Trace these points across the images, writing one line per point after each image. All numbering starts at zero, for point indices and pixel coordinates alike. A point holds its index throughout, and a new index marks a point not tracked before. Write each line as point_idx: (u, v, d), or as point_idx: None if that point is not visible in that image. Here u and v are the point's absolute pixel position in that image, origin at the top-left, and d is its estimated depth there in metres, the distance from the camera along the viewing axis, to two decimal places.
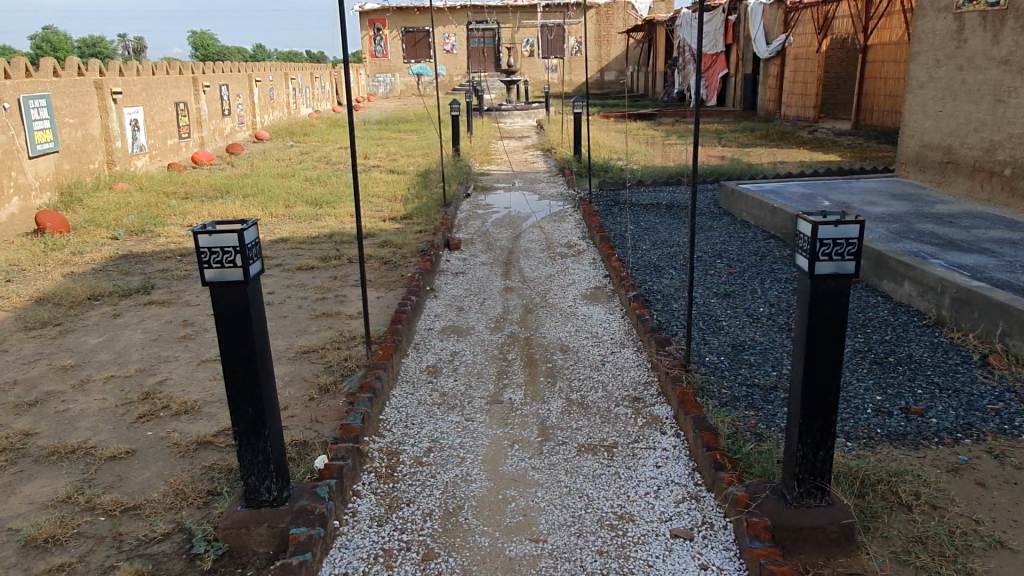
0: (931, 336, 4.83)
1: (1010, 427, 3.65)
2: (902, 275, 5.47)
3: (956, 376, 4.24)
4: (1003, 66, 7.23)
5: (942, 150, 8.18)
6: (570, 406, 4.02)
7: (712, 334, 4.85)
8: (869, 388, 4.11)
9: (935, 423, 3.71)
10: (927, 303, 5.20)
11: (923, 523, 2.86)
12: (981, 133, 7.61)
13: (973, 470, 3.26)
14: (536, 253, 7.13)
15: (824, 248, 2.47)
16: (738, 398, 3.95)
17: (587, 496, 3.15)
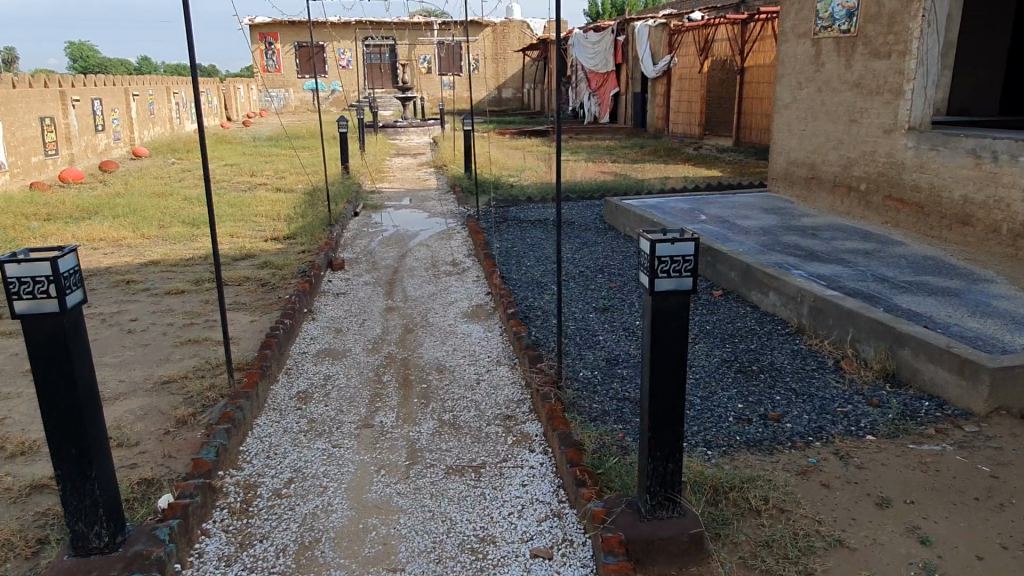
0: (792, 344, 5.08)
1: (857, 429, 3.85)
2: (767, 286, 5.74)
3: (811, 381, 4.47)
4: (855, 89, 7.77)
5: (807, 166, 8.70)
6: (441, 427, 3.96)
7: (588, 349, 4.92)
8: (732, 397, 4.26)
9: (789, 428, 3.87)
10: (789, 312, 5.47)
11: (771, 526, 2.97)
12: (839, 151, 8.13)
13: (820, 472, 3.42)
14: (420, 272, 7.06)
15: (662, 265, 2.53)
16: (608, 412, 4.00)
17: (450, 520, 3.10)
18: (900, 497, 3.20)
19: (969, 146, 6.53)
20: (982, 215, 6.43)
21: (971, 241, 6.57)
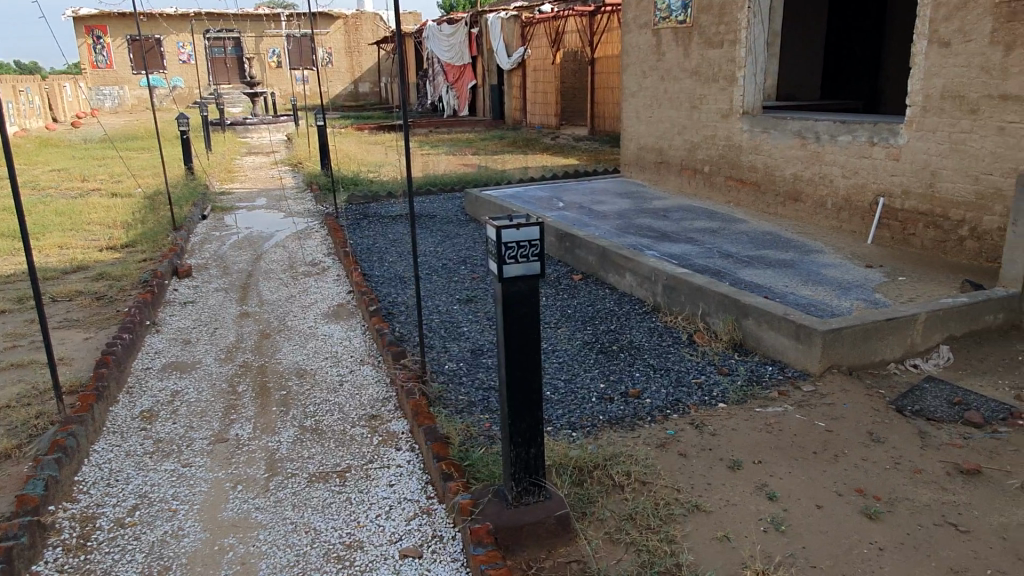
0: (649, 322, 5.28)
1: (710, 398, 4.06)
2: (623, 268, 5.94)
3: (667, 356, 4.66)
4: (694, 76, 8.19)
5: (655, 152, 9.10)
6: (302, 433, 3.80)
7: (453, 341, 4.89)
8: (595, 377, 4.37)
9: (649, 403, 4.02)
10: (644, 292, 5.69)
11: (634, 499, 3.06)
12: (683, 136, 8.56)
13: (678, 442, 3.57)
14: (276, 274, 6.75)
15: (509, 251, 2.53)
16: (474, 402, 3.99)
17: (314, 530, 2.97)
18: (749, 458, 3.40)
19: (795, 128, 7.06)
20: (810, 191, 6.98)
21: (803, 215, 7.12)
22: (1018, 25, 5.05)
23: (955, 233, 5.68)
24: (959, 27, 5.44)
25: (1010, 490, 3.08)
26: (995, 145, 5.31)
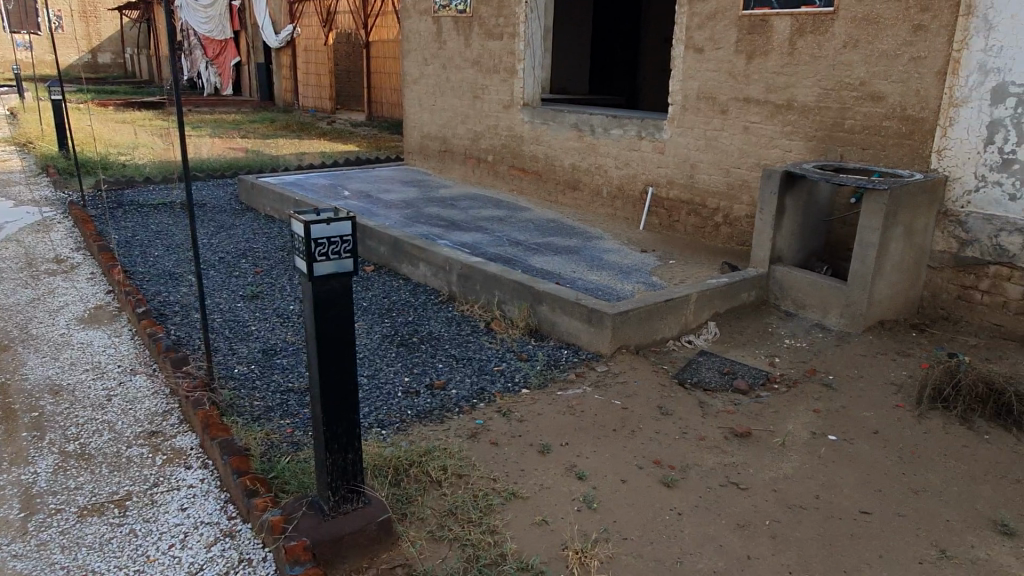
0: (446, 312, 5.28)
1: (513, 384, 4.15)
2: (416, 258, 5.88)
3: (468, 345, 4.70)
4: (475, 66, 8.32)
5: (439, 140, 9.12)
6: (65, 461, 3.27)
7: (240, 343, 4.50)
8: (398, 371, 4.28)
9: (455, 394, 4.02)
10: (439, 282, 5.67)
11: (452, 494, 3.04)
12: (466, 125, 8.67)
13: (488, 431, 3.61)
14: (10, 274, 5.75)
15: (319, 248, 2.35)
16: (271, 408, 3.70)
17: (92, 573, 2.57)
18: (556, 441, 3.52)
19: (572, 121, 7.45)
20: (588, 180, 7.42)
21: (581, 203, 7.55)
22: (756, 36, 5.74)
23: (711, 220, 6.36)
24: (710, 35, 6.07)
25: (774, 446, 3.51)
26: (741, 142, 6.01)
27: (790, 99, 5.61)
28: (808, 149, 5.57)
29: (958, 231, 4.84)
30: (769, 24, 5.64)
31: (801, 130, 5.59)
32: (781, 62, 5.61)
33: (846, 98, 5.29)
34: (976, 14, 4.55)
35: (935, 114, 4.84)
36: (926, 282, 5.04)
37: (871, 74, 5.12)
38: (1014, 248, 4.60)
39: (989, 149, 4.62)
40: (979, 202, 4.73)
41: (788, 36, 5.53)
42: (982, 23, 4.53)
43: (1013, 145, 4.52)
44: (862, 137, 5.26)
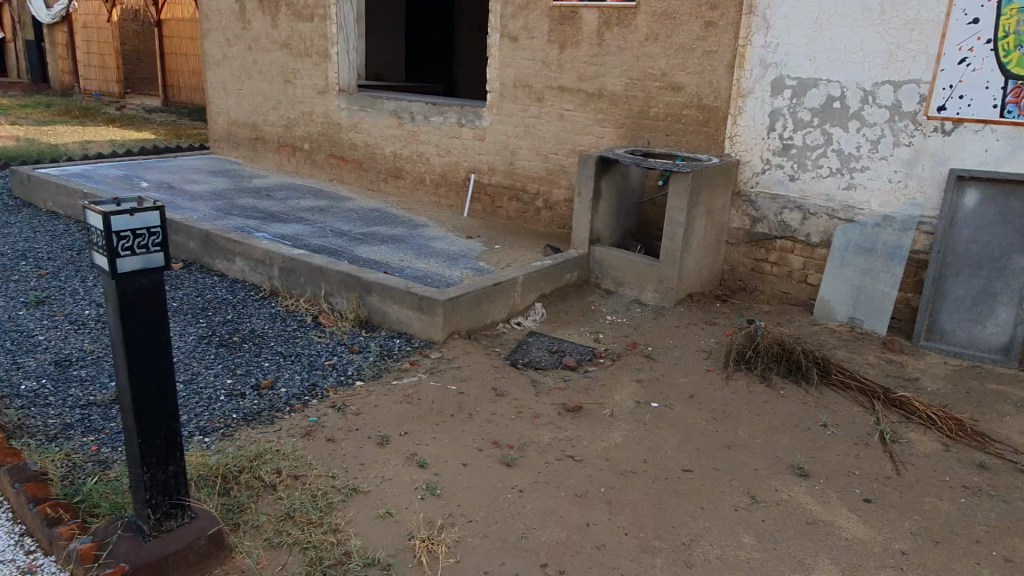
0: (268, 307, 5.00)
1: (346, 378, 4.02)
2: (231, 252, 5.50)
3: (295, 341, 4.48)
4: (285, 49, 7.93)
5: (249, 127, 8.60)
6: None
7: (26, 355, 3.97)
8: (219, 374, 3.99)
9: (284, 393, 3.82)
10: (258, 276, 5.35)
11: (289, 497, 2.89)
12: (278, 111, 8.24)
13: (323, 428, 3.47)
14: None
15: (122, 242, 2.12)
16: (71, 424, 3.30)
17: None
18: (395, 431, 3.47)
19: (390, 108, 7.33)
20: (410, 168, 7.34)
21: (404, 191, 7.45)
22: (567, 27, 5.97)
23: (533, 205, 6.55)
24: (523, 25, 6.23)
25: (604, 417, 3.70)
26: (557, 129, 6.23)
27: (601, 88, 5.89)
28: (619, 136, 5.89)
29: (749, 210, 5.36)
30: (578, 15, 5.89)
31: (611, 118, 5.90)
32: (591, 53, 5.88)
33: (650, 88, 5.65)
34: (757, 13, 5.06)
35: (726, 103, 5.32)
36: (726, 257, 5.54)
37: (671, 66, 5.50)
38: (795, 223, 5.19)
39: (772, 134, 5.17)
40: (766, 182, 5.26)
41: (596, 28, 5.81)
42: (762, 22, 5.05)
43: (790, 131, 5.09)
44: (665, 125, 5.65)
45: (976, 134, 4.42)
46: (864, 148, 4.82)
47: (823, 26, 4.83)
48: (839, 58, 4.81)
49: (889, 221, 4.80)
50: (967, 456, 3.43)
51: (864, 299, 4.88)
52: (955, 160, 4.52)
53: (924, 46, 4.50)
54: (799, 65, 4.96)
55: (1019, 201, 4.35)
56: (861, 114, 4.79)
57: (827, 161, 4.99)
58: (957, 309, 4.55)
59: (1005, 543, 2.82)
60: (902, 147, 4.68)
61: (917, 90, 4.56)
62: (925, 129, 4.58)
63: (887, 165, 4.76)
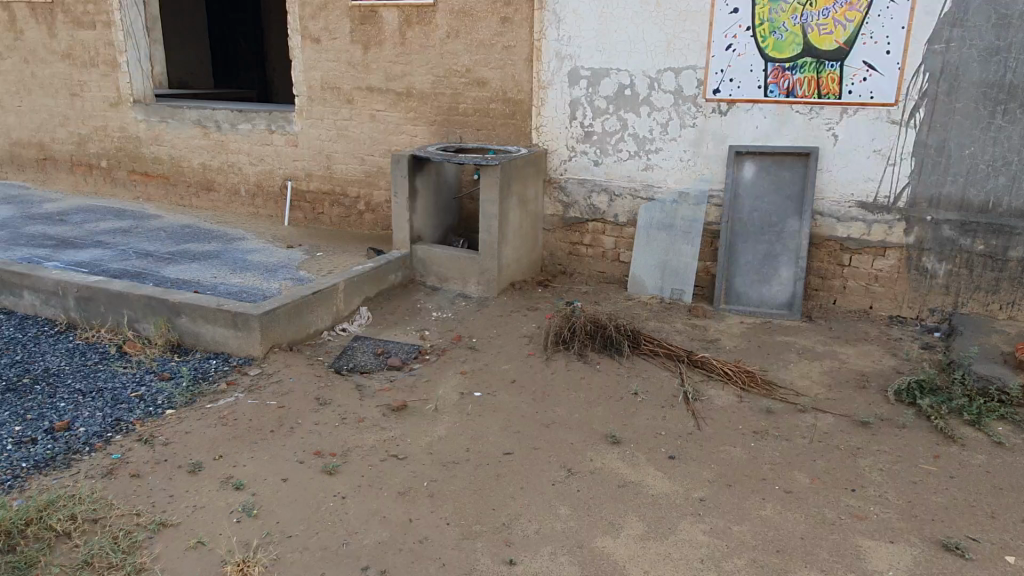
0: (65, 342, 4.59)
1: (155, 408, 3.79)
2: (17, 286, 5.00)
3: (96, 376, 4.15)
4: (67, 60, 7.29)
5: (35, 147, 7.83)
6: None
7: None
8: (4, 422, 3.62)
9: (83, 433, 3.53)
10: (52, 309, 4.90)
11: (86, 543, 2.69)
12: (67, 128, 7.57)
13: (127, 464, 3.25)
14: None
15: None
16: None
17: None
18: (209, 456, 3.31)
19: (193, 117, 6.94)
20: (222, 180, 7.01)
21: (218, 204, 7.10)
22: (368, 27, 5.92)
23: (354, 209, 6.47)
24: (324, 25, 6.11)
25: (429, 413, 3.73)
26: (370, 130, 6.18)
27: (408, 86, 5.91)
28: (431, 133, 5.94)
29: (561, 196, 5.60)
30: (378, 15, 5.85)
31: (423, 116, 5.93)
32: (395, 52, 5.88)
33: (456, 84, 5.73)
34: (547, 8, 5.27)
35: (529, 96, 5.50)
36: (544, 243, 5.75)
37: (474, 62, 5.61)
38: (603, 205, 5.47)
39: (574, 123, 5.41)
40: (573, 169, 5.51)
41: (397, 27, 5.80)
42: (553, 16, 5.27)
43: (590, 119, 5.35)
44: (475, 119, 5.76)
45: (747, 113, 4.87)
46: (656, 131, 5.17)
47: (607, 18, 5.11)
48: (625, 48, 5.12)
49: (684, 197, 5.18)
50: (757, 404, 3.80)
51: (670, 271, 5.24)
52: (732, 137, 4.96)
53: (696, 34, 4.88)
54: (591, 56, 5.23)
55: (787, 170, 4.86)
56: (649, 99, 5.13)
57: (625, 145, 5.29)
58: (748, 272, 5.00)
59: (786, 477, 3.15)
60: (687, 128, 5.07)
61: (695, 75, 4.95)
62: (705, 110, 4.99)
63: (677, 145, 5.13)
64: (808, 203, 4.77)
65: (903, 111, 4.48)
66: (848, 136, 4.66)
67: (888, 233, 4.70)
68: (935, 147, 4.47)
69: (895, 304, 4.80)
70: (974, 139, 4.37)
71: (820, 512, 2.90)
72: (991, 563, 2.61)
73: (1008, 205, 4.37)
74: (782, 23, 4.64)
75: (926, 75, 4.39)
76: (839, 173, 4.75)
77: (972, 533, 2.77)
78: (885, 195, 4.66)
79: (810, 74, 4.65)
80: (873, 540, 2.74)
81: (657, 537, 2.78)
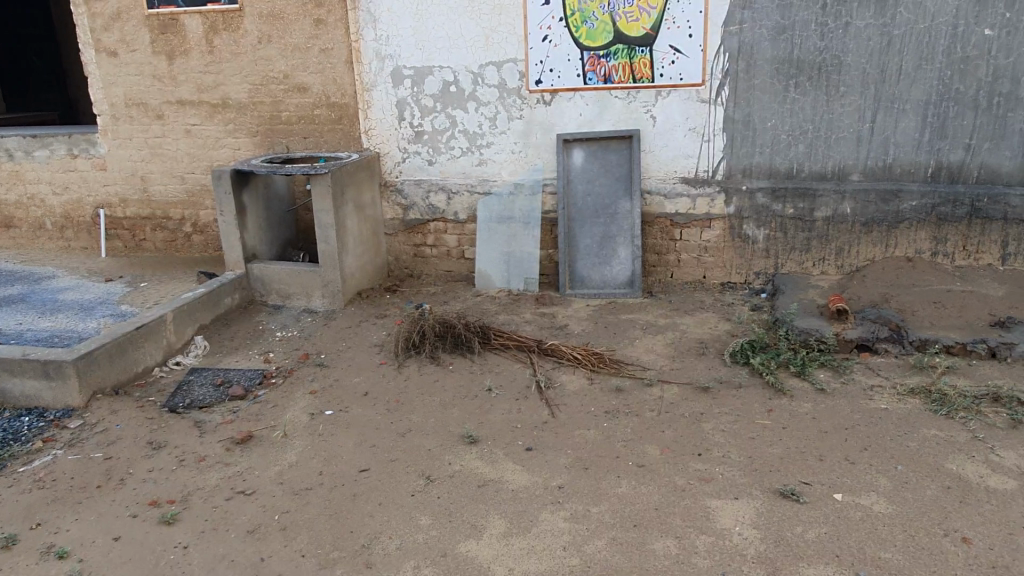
0: None
1: None
2: None
3: None
4: None
5: None
6: None
7: None
8: None
9: None
10: None
11: None
12: None
13: None
14: None
15: None
16: None
17: None
18: (24, 526, 2.95)
19: None
20: (22, 214, 6.32)
21: (22, 242, 6.39)
22: (169, 36, 5.51)
23: (180, 231, 6.03)
24: (120, 37, 5.63)
25: (276, 440, 3.53)
26: (187, 146, 5.77)
27: (224, 97, 5.56)
28: (255, 145, 5.63)
29: (398, 199, 5.49)
30: (179, 22, 5.46)
31: (243, 127, 5.61)
32: (204, 61, 5.51)
33: (275, 91, 5.46)
34: (361, 8, 5.13)
35: (353, 99, 5.34)
36: (388, 248, 5.62)
37: (291, 67, 5.37)
38: (442, 204, 5.43)
39: (403, 124, 5.32)
40: (408, 170, 5.42)
41: (203, 34, 5.44)
42: (368, 16, 5.14)
43: (419, 119, 5.28)
44: (300, 127, 5.52)
45: (569, 101, 4.99)
46: (485, 126, 5.18)
47: (423, 16, 5.06)
48: (444, 45, 5.08)
49: (520, 188, 5.24)
50: (606, 383, 3.90)
51: (515, 263, 5.29)
52: (559, 126, 5.06)
53: (512, 27, 4.93)
54: (412, 55, 5.15)
55: (613, 154, 5.04)
56: (475, 94, 5.13)
57: (457, 142, 5.27)
58: (589, 255, 5.13)
59: (638, 451, 3.25)
60: (515, 120, 5.12)
61: (516, 68, 5.00)
62: (530, 102, 5.06)
63: (508, 138, 5.17)
64: (636, 184, 4.97)
65: (710, 90, 4.76)
66: (664, 117, 4.89)
67: (711, 206, 4.98)
68: (742, 121, 4.77)
69: (724, 272, 5.09)
70: (774, 112, 4.71)
71: (671, 481, 3.02)
72: (822, 503, 2.81)
73: (809, 169, 4.76)
74: (591, 13, 4.77)
75: (726, 55, 4.67)
76: (660, 153, 4.97)
77: (805, 477, 2.98)
78: (704, 169, 4.93)
79: (623, 61, 4.82)
80: (719, 499, 2.88)
81: (519, 532, 2.77)
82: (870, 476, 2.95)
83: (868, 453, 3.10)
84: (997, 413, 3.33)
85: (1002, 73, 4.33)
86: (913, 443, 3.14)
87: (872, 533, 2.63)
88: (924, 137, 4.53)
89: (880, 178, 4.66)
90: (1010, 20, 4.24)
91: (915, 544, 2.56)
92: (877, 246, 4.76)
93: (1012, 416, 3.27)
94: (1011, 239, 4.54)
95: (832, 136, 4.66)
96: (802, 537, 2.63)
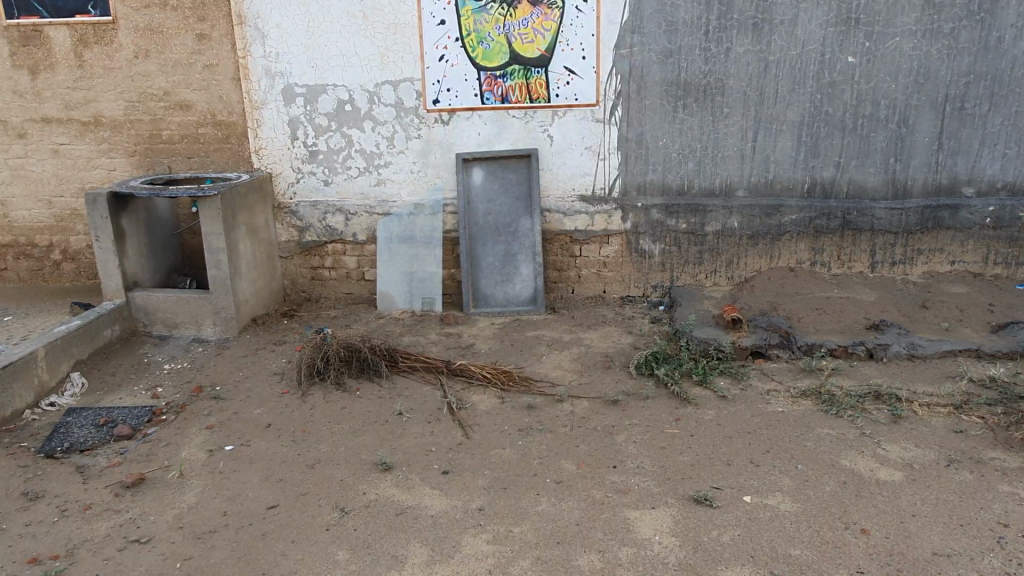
0: None
1: None
2: None
3: None
4: None
5: None
6: None
7: None
8: None
9: None
10: None
11: None
12: None
13: None
14: None
15: None
16: None
17: None
18: None
19: None
20: None
21: None
22: (32, 49, 5.09)
23: (47, 259, 5.56)
24: None
25: (173, 481, 3.29)
26: (55, 167, 5.34)
27: (96, 114, 5.19)
28: (133, 165, 5.28)
29: (294, 220, 5.30)
30: (43, 35, 5.06)
31: (119, 147, 5.25)
32: (73, 76, 5.13)
33: (154, 109, 5.15)
34: (248, 23, 4.94)
35: (242, 117, 5.13)
36: (283, 271, 5.41)
37: (172, 83, 5.08)
38: (340, 225, 5.29)
39: (296, 143, 5.16)
40: (303, 191, 5.25)
41: (71, 48, 5.07)
42: (256, 32, 4.95)
43: (313, 138, 5.14)
44: (184, 147, 5.22)
45: (467, 121, 5.00)
46: (382, 145, 5.11)
47: (316, 32, 4.93)
48: (338, 63, 4.97)
49: (420, 207, 5.19)
50: (517, 401, 3.90)
51: (417, 283, 5.22)
52: (458, 146, 5.06)
53: (407, 46, 4.89)
54: (303, 73, 5.01)
55: (512, 173, 5.09)
56: (371, 113, 5.05)
57: (354, 162, 5.17)
58: (491, 273, 5.14)
59: (555, 467, 3.27)
60: (413, 139, 5.07)
61: (413, 87, 4.97)
62: (427, 121, 5.03)
63: (406, 158, 5.12)
64: (536, 202, 5.04)
65: (604, 110, 4.91)
66: (561, 137, 4.99)
67: (609, 222, 5.12)
68: (635, 141, 4.95)
69: (623, 286, 5.24)
70: (664, 132, 4.91)
71: (590, 495, 3.05)
72: (734, 506, 2.93)
73: (698, 187, 4.99)
74: (487, 33, 4.81)
75: (618, 77, 4.84)
76: (559, 171, 5.07)
77: (715, 483, 3.09)
78: (601, 187, 5.07)
79: (519, 81, 4.89)
80: (638, 510, 2.94)
81: (442, 558, 2.71)
82: (773, 476, 3.10)
83: (771, 455, 3.26)
84: (880, 409, 3.59)
85: (865, 97, 4.72)
86: (809, 442, 3.33)
87: (781, 531, 2.76)
88: (800, 155, 4.86)
89: (763, 194, 4.96)
90: (870, 48, 4.64)
91: (819, 538, 2.71)
92: (762, 258, 5.05)
93: (892, 412, 3.53)
94: (878, 248, 4.94)
95: (718, 154, 4.92)
96: (717, 541, 2.72)
